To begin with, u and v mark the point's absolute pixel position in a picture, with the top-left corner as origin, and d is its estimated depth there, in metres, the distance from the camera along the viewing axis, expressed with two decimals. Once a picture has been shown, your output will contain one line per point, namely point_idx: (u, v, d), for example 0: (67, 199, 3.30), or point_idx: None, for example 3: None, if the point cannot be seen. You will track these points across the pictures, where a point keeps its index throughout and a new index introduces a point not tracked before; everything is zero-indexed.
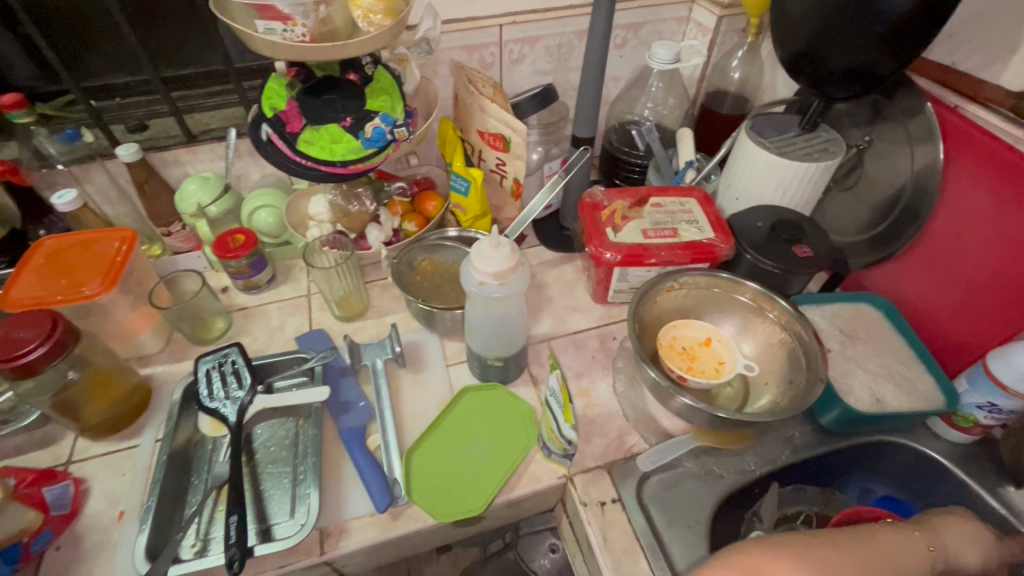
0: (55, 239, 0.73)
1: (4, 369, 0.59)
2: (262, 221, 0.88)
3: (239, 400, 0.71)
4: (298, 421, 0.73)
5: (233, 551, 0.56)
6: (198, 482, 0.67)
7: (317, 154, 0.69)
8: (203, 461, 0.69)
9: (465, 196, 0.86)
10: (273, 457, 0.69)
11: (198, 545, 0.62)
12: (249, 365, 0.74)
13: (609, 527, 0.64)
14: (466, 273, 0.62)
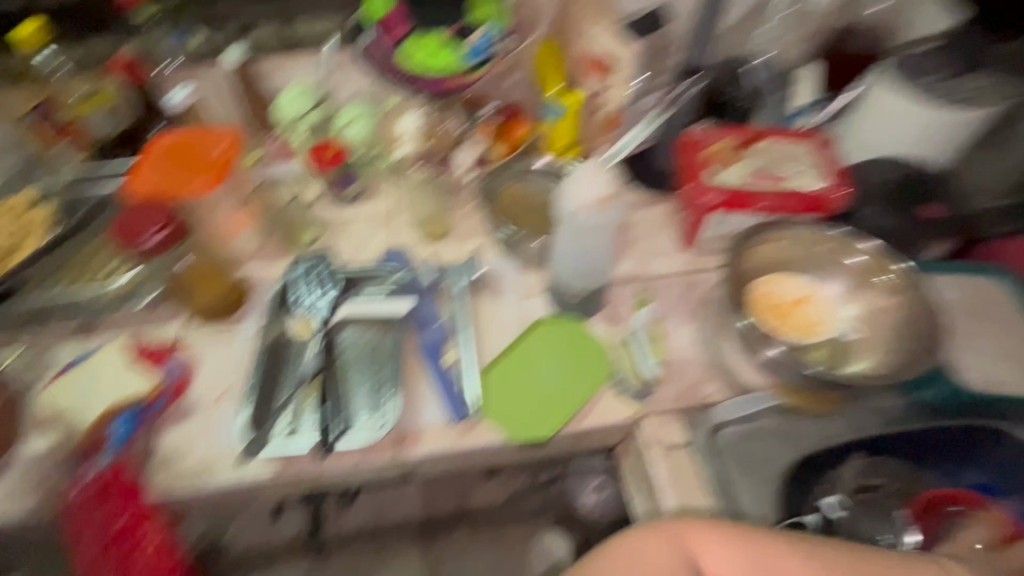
0: (168, 133, 0.76)
1: (137, 247, 0.67)
2: (354, 135, 0.89)
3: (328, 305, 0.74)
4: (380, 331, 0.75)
5: None
6: (287, 376, 0.71)
7: None
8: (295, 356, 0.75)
9: (557, 123, 0.84)
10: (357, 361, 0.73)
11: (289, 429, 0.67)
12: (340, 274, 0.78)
13: (677, 470, 0.64)
14: (561, 199, 0.62)
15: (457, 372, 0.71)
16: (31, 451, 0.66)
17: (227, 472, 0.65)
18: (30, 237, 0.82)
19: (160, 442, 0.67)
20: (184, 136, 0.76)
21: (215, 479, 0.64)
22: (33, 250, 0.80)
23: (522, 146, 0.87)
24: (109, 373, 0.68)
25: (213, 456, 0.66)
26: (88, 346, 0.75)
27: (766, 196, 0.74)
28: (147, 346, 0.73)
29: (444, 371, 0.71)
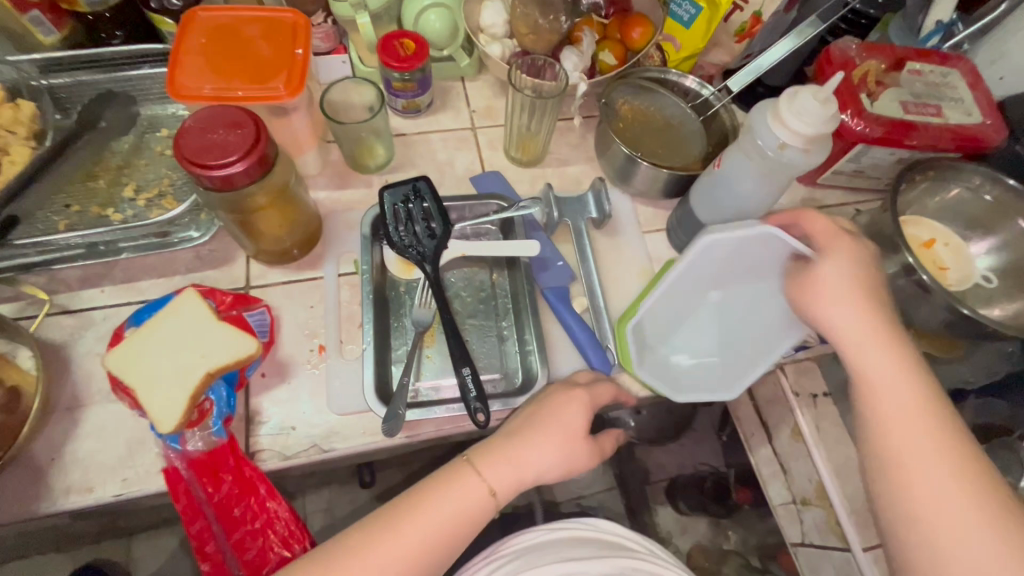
0: (210, 15, 0.59)
1: (205, 179, 0.49)
2: (431, 26, 0.71)
3: (434, 245, 0.62)
4: (493, 273, 0.67)
5: (475, 403, 0.54)
6: (399, 325, 0.64)
7: None
8: (398, 304, 0.65)
9: (686, 29, 0.72)
10: (470, 311, 0.65)
11: (416, 389, 0.60)
12: (439, 207, 0.64)
13: (822, 419, 0.63)
14: (762, 131, 0.52)
15: (591, 323, 0.64)
16: (97, 424, 0.54)
17: (348, 439, 0.57)
18: (9, 146, 0.62)
19: (259, 408, 0.57)
20: (237, 24, 0.59)
21: (337, 448, 0.56)
22: (21, 166, 0.61)
23: (639, 53, 0.72)
24: (190, 327, 0.53)
25: (328, 423, 0.57)
26: (131, 292, 0.61)
27: (925, 130, 0.66)
28: (219, 293, 0.58)
29: (579, 322, 0.62)
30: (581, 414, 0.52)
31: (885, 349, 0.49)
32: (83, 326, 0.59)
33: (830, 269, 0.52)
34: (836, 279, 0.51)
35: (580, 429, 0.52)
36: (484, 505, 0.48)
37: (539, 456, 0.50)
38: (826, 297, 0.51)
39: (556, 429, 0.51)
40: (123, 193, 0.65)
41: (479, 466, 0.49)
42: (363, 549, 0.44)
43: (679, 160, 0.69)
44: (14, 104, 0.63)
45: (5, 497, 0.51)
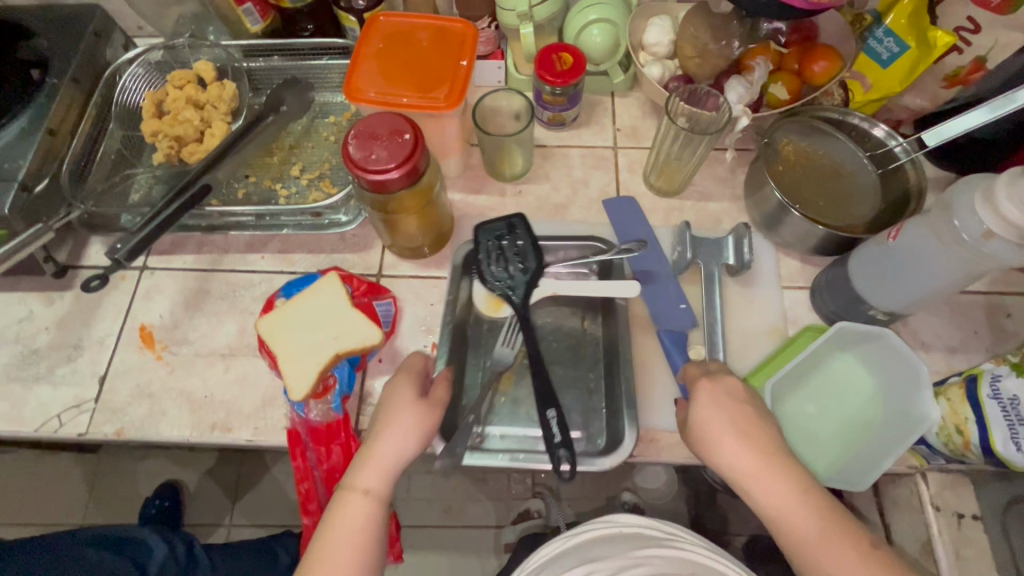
0: (393, 21, 0.63)
1: (364, 183, 0.52)
2: (592, 41, 0.70)
3: (525, 283, 0.63)
4: (584, 321, 0.68)
5: (563, 454, 0.53)
6: (479, 363, 0.66)
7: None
8: (484, 338, 0.68)
9: (883, 68, 0.64)
10: (562, 358, 0.66)
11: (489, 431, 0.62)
12: (533, 243, 0.64)
13: (963, 545, 0.54)
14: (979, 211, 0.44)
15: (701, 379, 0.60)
16: (243, 374, 0.62)
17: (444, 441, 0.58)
18: (211, 119, 0.71)
19: (371, 389, 0.61)
20: (414, 32, 0.62)
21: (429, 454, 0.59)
22: (219, 139, 0.69)
23: (817, 89, 0.65)
24: (330, 308, 0.59)
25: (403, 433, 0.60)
26: (285, 262, 0.68)
27: None
28: (355, 280, 0.63)
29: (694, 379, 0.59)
30: (407, 392, 0.53)
31: (780, 481, 0.46)
32: (243, 285, 0.67)
33: (700, 415, 0.51)
34: (706, 418, 0.50)
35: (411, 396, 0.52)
36: (369, 511, 0.48)
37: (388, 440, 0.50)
38: (717, 441, 0.49)
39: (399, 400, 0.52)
40: (291, 171, 0.72)
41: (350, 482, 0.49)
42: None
43: (843, 215, 0.61)
44: (220, 83, 0.72)
45: (168, 420, 0.60)
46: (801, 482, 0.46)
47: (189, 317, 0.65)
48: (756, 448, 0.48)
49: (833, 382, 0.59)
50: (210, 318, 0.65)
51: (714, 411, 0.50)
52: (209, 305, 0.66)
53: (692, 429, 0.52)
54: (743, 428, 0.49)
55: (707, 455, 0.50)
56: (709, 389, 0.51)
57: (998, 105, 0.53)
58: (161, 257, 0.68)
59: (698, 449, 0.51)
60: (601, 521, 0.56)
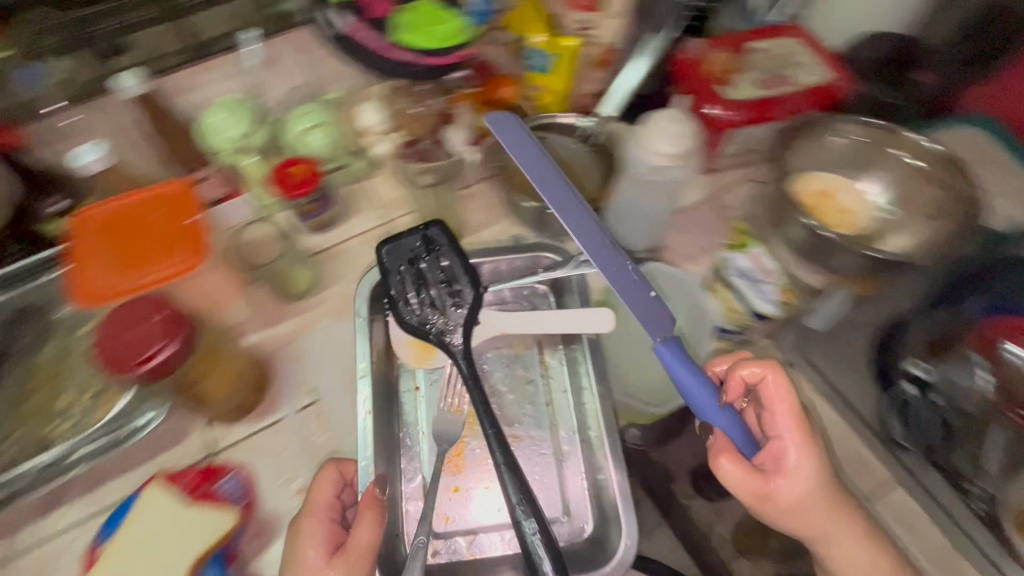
0: (98, 208, 0.59)
1: (141, 375, 0.50)
2: (316, 144, 0.73)
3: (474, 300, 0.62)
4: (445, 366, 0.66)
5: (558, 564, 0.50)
6: (407, 421, 0.65)
7: (422, 40, 0.70)
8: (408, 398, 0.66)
9: (547, 74, 0.76)
10: (523, 410, 0.66)
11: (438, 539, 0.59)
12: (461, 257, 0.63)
13: None
14: (635, 156, 0.56)
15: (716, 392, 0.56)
16: None
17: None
18: None
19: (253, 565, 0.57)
20: (129, 210, 0.59)
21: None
22: None
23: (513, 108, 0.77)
24: (161, 522, 0.52)
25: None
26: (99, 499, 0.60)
27: (783, 101, 0.72)
28: (182, 475, 0.57)
29: (738, 430, 0.54)
30: (317, 554, 0.50)
31: (848, 539, 0.53)
32: (53, 554, 0.58)
33: (803, 483, 0.51)
34: (805, 488, 0.51)
35: (375, 482, 0.54)
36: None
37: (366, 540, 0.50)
38: (801, 518, 0.51)
39: (307, 545, 0.51)
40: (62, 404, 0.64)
41: None
42: None
43: (581, 195, 0.73)
44: None
45: None
46: (873, 541, 0.53)
47: None
48: (840, 513, 0.52)
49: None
50: None
51: (806, 467, 0.51)
52: None
53: (785, 488, 0.51)
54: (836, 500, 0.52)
55: (783, 518, 0.52)
56: (797, 458, 0.51)
57: (643, 60, 0.75)
58: None
59: (768, 511, 0.52)
60: None
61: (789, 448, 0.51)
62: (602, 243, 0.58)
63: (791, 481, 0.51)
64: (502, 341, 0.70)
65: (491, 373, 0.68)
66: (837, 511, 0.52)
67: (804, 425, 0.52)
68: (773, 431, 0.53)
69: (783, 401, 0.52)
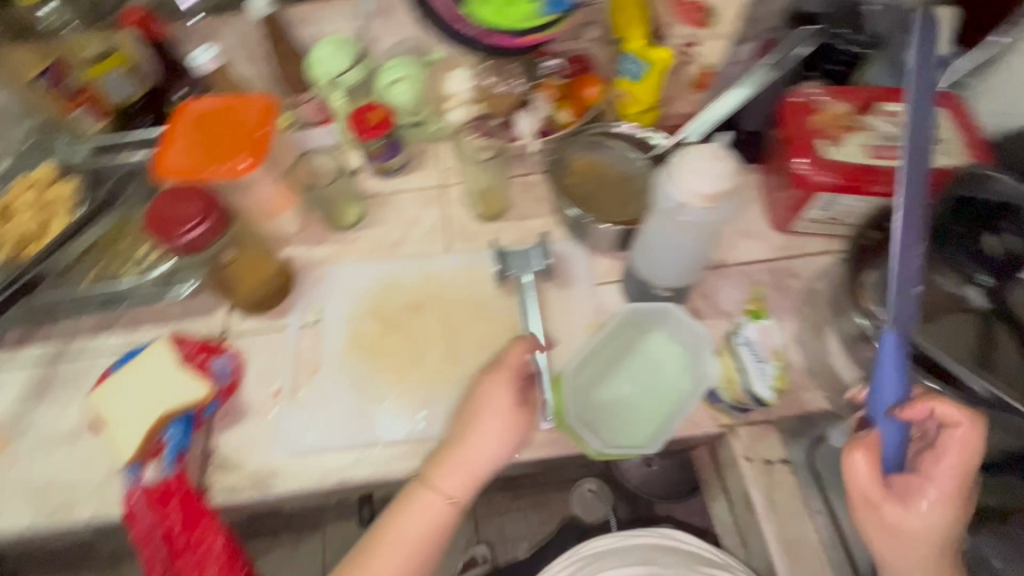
0: (200, 102, 0.68)
1: (174, 248, 0.59)
2: (399, 94, 0.78)
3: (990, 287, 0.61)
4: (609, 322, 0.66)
5: None
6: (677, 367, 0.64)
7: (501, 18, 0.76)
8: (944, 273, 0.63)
9: (636, 82, 0.72)
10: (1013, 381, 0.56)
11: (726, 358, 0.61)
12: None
13: (775, 489, 0.59)
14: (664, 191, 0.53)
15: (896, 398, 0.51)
16: (83, 453, 0.63)
17: (290, 481, 0.62)
18: (56, 216, 0.75)
19: (217, 445, 0.63)
20: (215, 111, 0.67)
21: (271, 488, 0.62)
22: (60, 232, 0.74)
23: (593, 108, 0.75)
24: (152, 375, 0.61)
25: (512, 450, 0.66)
26: (133, 338, 0.71)
27: (893, 175, 0.62)
28: (192, 342, 0.66)
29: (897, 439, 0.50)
30: (510, 394, 0.57)
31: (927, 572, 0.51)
32: (73, 373, 0.69)
33: (924, 518, 0.49)
34: (934, 523, 0.49)
35: (508, 405, 0.57)
36: (444, 515, 0.57)
37: (485, 444, 0.56)
38: (904, 549, 0.50)
39: (488, 414, 0.56)
40: (138, 252, 0.76)
41: (488, 424, 0.56)
42: (393, 537, 0.56)
43: (627, 212, 0.71)
44: (64, 184, 0.77)
45: (8, 512, 0.61)
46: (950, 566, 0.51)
47: (30, 409, 0.66)
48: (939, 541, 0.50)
49: (648, 364, 0.65)
50: (56, 403, 0.67)
51: (905, 516, 0.49)
52: (54, 392, 0.67)
53: (894, 514, 0.50)
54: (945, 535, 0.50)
55: (886, 539, 0.51)
56: (942, 491, 0.50)
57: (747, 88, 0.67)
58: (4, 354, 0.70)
59: (888, 537, 0.51)
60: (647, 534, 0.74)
61: (929, 494, 0.50)
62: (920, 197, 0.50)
63: (891, 515, 0.49)
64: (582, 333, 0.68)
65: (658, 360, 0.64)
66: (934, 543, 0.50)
67: (965, 468, 0.50)
68: (926, 471, 0.51)
69: (966, 456, 0.50)
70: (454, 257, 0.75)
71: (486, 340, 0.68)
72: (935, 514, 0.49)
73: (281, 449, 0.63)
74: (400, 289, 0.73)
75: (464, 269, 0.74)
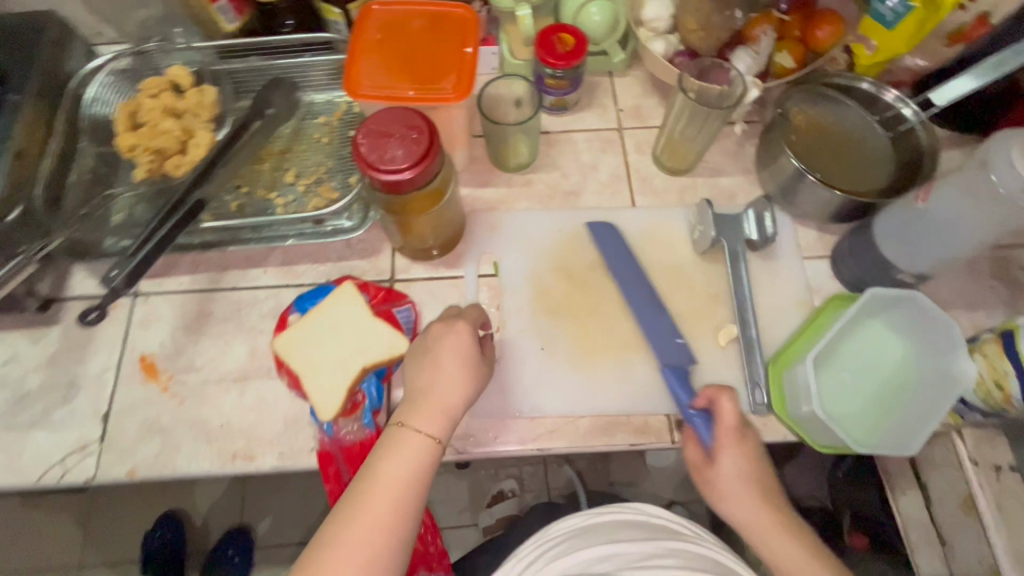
0: (390, 10, 0.58)
1: (377, 182, 0.50)
2: (591, 19, 0.68)
3: None
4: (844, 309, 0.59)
5: None
6: (908, 364, 0.58)
7: None
8: None
9: (888, 29, 0.62)
10: None
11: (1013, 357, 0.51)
12: None
13: (1004, 496, 0.56)
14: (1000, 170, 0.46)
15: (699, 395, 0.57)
16: (260, 397, 0.58)
17: (481, 444, 0.57)
18: (193, 128, 0.66)
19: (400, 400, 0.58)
20: (413, 27, 0.57)
21: (466, 451, 0.57)
22: (204, 147, 0.65)
23: (823, 55, 0.65)
24: (348, 320, 0.55)
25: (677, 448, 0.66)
26: (290, 275, 0.64)
27: None
28: (372, 288, 0.60)
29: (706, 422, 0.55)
30: (466, 323, 0.52)
31: (781, 540, 0.49)
32: (226, 309, 0.62)
33: (725, 471, 0.52)
34: (731, 476, 0.51)
35: (470, 345, 0.51)
36: (432, 455, 0.48)
37: (449, 379, 0.49)
38: (773, 541, 0.49)
39: (452, 358, 0.50)
40: (284, 178, 0.68)
41: (439, 353, 0.50)
42: (362, 498, 0.45)
43: (857, 179, 0.62)
44: (199, 89, 0.67)
45: (184, 454, 0.56)
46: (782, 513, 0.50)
47: (191, 344, 0.61)
48: (768, 511, 0.50)
49: (862, 347, 0.59)
50: (215, 340, 0.61)
51: (735, 466, 0.52)
52: (213, 328, 0.62)
53: (710, 479, 0.53)
54: (770, 507, 0.51)
55: (720, 503, 0.53)
56: (747, 449, 0.52)
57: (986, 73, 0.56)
58: (153, 280, 0.64)
59: (717, 497, 0.53)
60: (628, 507, 0.54)
61: (727, 458, 0.52)
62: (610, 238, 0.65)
63: (723, 468, 0.52)
64: (791, 312, 0.62)
65: (889, 355, 0.58)
66: (778, 520, 0.50)
67: (738, 431, 0.52)
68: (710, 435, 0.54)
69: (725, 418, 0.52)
70: (642, 213, 0.68)
71: (688, 310, 0.63)
72: (737, 474, 0.51)
73: (477, 411, 0.59)
74: (587, 244, 0.66)
75: (654, 227, 0.67)
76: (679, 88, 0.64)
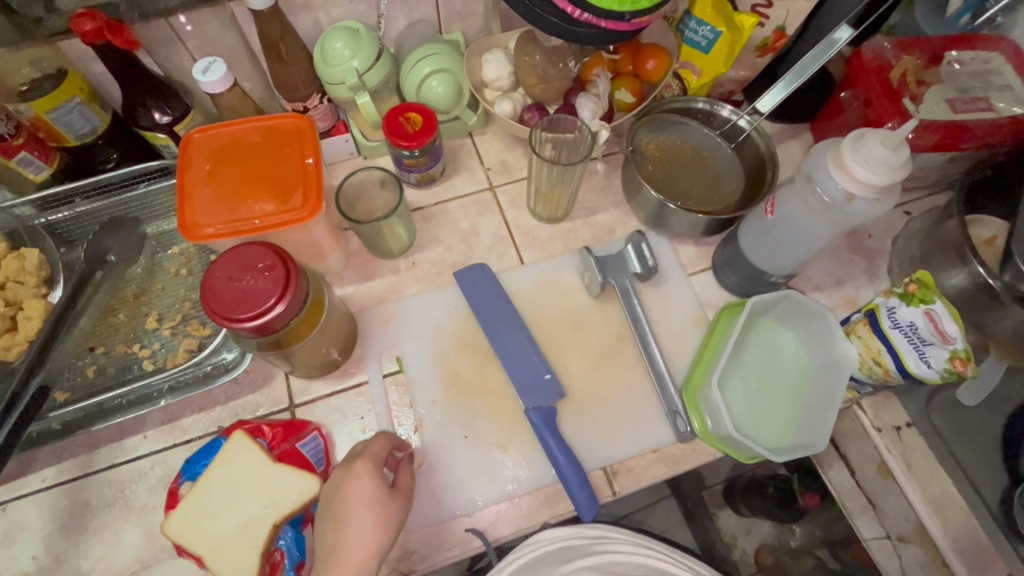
0: (216, 136, 0.54)
1: (245, 331, 0.45)
2: (434, 93, 0.67)
3: None
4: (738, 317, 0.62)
5: None
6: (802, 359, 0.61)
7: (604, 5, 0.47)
8: None
9: (705, 53, 0.69)
10: None
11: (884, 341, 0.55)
12: None
13: (910, 453, 0.60)
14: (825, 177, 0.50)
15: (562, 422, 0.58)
16: None
17: (426, 557, 0.55)
18: (21, 299, 0.58)
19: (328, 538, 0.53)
20: (247, 148, 0.54)
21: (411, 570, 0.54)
22: (38, 318, 0.57)
23: (656, 85, 0.68)
24: (246, 474, 0.51)
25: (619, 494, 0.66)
26: (175, 432, 0.58)
27: (979, 129, 0.62)
28: (267, 427, 0.55)
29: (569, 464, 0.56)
30: (366, 465, 0.49)
31: None
32: (106, 493, 0.55)
33: None
34: None
35: (376, 490, 0.48)
36: None
37: (362, 537, 0.46)
38: None
39: (357, 506, 0.47)
40: (145, 325, 0.62)
41: (345, 510, 0.47)
42: None
43: (715, 195, 0.66)
44: (17, 254, 0.59)
45: None
46: None
47: (72, 546, 0.53)
48: None
49: (760, 352, 0.62)
50: (101, 534, 0.54)
51: None
52: (94, 520, 0.54)
53: None
54: None
55: None
56: None
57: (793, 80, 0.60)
58: (11, 485, 0.55)
59: None
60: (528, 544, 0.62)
61: None
62: (479, 292, 0.64)
63: None
64: (691, 332, 0.65)
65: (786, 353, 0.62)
66: None
67: None
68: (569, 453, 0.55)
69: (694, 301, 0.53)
70: (532, 269, 0.68)
71: (597, 356, 0.63)
72: None
73: (413, 523, 0.56)
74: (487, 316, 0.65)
75: (547, 281, 0.67)
76: (533, 149, 0.64)
